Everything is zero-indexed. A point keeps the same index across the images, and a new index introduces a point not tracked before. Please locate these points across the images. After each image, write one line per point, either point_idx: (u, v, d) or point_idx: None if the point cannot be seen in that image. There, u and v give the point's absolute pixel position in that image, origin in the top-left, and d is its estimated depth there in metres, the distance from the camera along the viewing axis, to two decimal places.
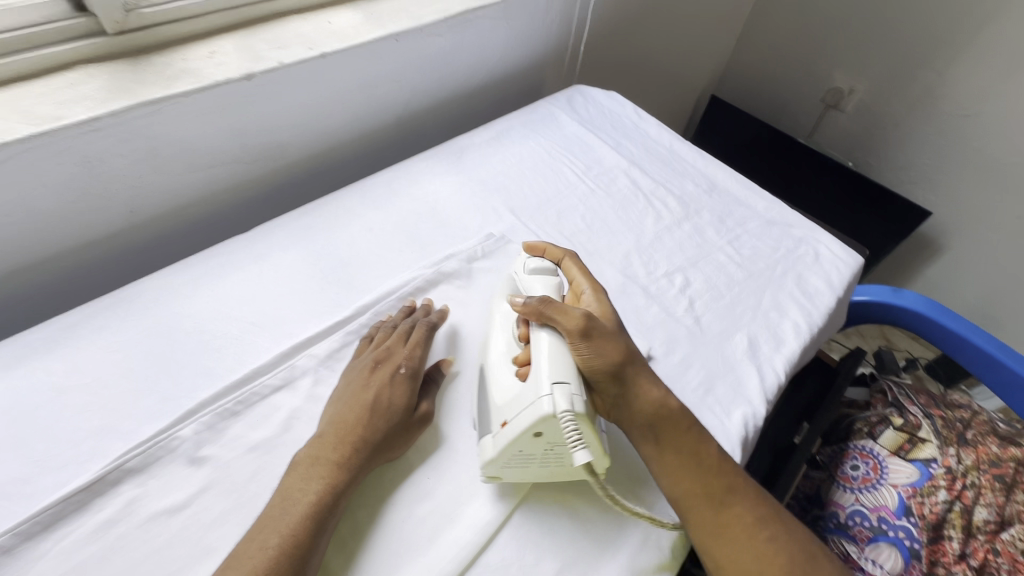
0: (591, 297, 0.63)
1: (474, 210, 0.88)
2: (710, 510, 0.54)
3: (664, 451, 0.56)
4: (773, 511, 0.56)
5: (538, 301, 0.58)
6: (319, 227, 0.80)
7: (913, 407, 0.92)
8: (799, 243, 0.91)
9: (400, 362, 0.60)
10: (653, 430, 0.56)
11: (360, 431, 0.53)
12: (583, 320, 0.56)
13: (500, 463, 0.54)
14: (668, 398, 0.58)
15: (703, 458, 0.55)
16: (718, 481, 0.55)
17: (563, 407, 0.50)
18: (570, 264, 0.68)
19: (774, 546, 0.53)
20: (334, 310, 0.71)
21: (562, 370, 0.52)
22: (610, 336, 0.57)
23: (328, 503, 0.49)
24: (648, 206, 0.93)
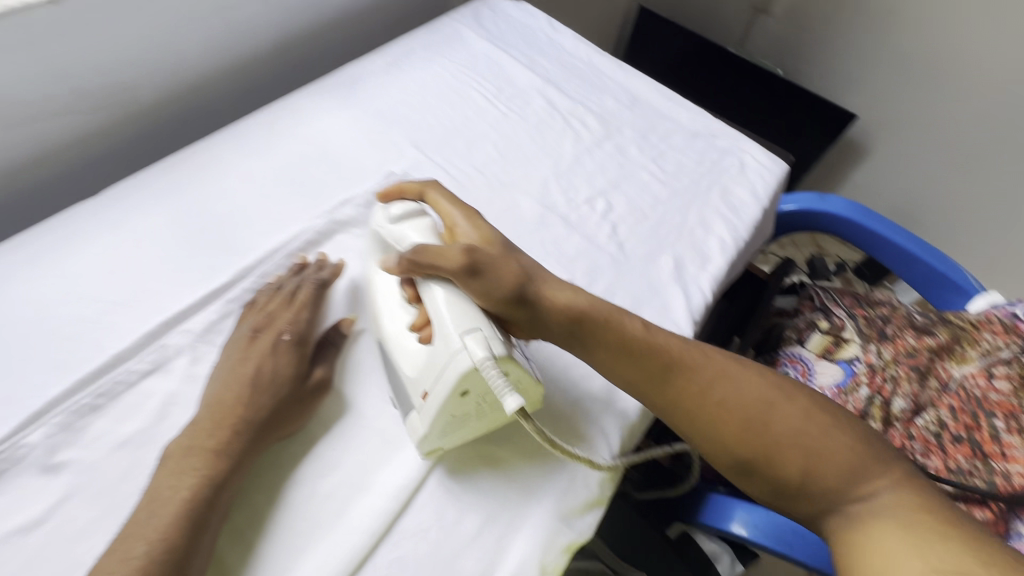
0: (467, 226, 0.56)
1: (372, 147, 0.78)
2: (659, 390, 0.53)
3: (593, 348, 0.54)
4: (722, 369, 0.54)
5: (410, 255, 0.51)
6: (186, 182, 0.68)
7: (838, 309, 0.94)
8: (725, 154, 0.87)
9: (283, 328, 0.53)
10: (574, 331, 0.54)
11: (240, 411, 0.47)
12: (463, 254, 0.50)
13: (436, 435, 0.49)
14: (576, 297, 0.54)
15: (634, 343, 0.54)
16: (657, 360, 0.54)
17: (481, 355, 0.45)
18: (434, 196, 0.60)
19: (730, 404, 0.53)
20: (210, 277, 0.61)
21: (467, 317, 0.48)
22: (498, 261, 0.52)
23: (207, 498, 0.43)
24: (566, 127, 0.86)
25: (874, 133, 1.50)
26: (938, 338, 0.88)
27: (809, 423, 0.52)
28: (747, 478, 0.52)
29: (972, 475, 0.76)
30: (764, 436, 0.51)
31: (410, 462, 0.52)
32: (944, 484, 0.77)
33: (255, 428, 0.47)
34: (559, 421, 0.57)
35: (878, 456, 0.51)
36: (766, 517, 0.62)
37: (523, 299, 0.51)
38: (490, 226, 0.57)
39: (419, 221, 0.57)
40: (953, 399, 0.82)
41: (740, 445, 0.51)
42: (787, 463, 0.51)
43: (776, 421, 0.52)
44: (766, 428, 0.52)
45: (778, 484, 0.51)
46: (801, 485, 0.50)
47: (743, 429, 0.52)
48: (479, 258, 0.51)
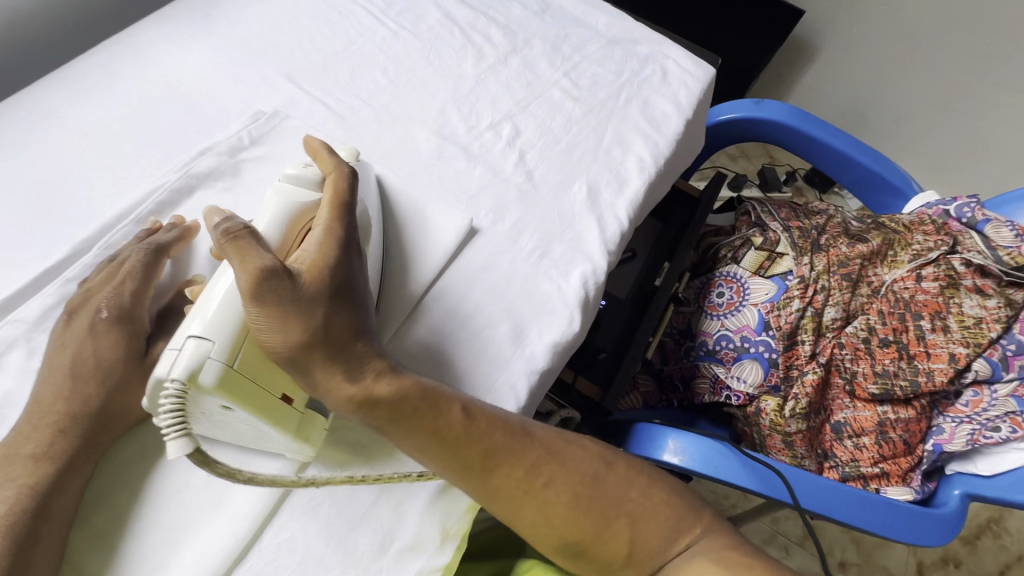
0: (315, 243, 0.42)
1: (236, 83, 0.67)
2: (476, 482, 0.44)
3: (402, 436, 0.43)
4: (546, 447, 0.46)
5: (223, 234, 0.39)
6: (6, 142, 0.58)
7: (774, 223, 0.90)
8: (646, 62, 0.78)
9: (99, 304, 0.46)
10: (374, 422, 0.42)
11: (60, 407, 0.42)
12: (256, 279, 0.38)
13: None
14: (376, 384, 0.41)
15: (447, 434, 0.43)
16: (475, 449, 0.44)
17: (173, 372, 0.37)
18: (331, 183, 0.46)
19: (557, 488, 0.45)
20: (45, 254, 0.52)
21: (212, 319, 0.38)
22: (300, 306, 0.39)
23: (32, 511, 0.39)
24: (466, 42, 0.75)
25: (821, 28, 1.41)
26: (870, 244, 0.84)
27: (635, 489, 0.48)
28: (571, 560, 0.47)
29: (897, 376, 0.77)
30: (590, 516, 0.46)
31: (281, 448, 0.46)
32: (871, 388, 0.78)
33: (85, 424, 0.42)
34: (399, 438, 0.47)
35: (697, 510, 0.49)
36: (695, 444, 0.64)
37: (299, 369, 0.39)
38: (341, 262, 0.42)
39: (289, 193, 0.46)
40: (881, 303, 0.82)
41: (568, 530, 0.45)
42: (613, 544, 0.46)
43: (603, 494, 0.47)
44: (592, 506, 0.46)
45: (604, 562, 0.47)
46: (625, 559, 0.47)
47: (571, 512, 0.45)
48: (275, 291, 0.38)
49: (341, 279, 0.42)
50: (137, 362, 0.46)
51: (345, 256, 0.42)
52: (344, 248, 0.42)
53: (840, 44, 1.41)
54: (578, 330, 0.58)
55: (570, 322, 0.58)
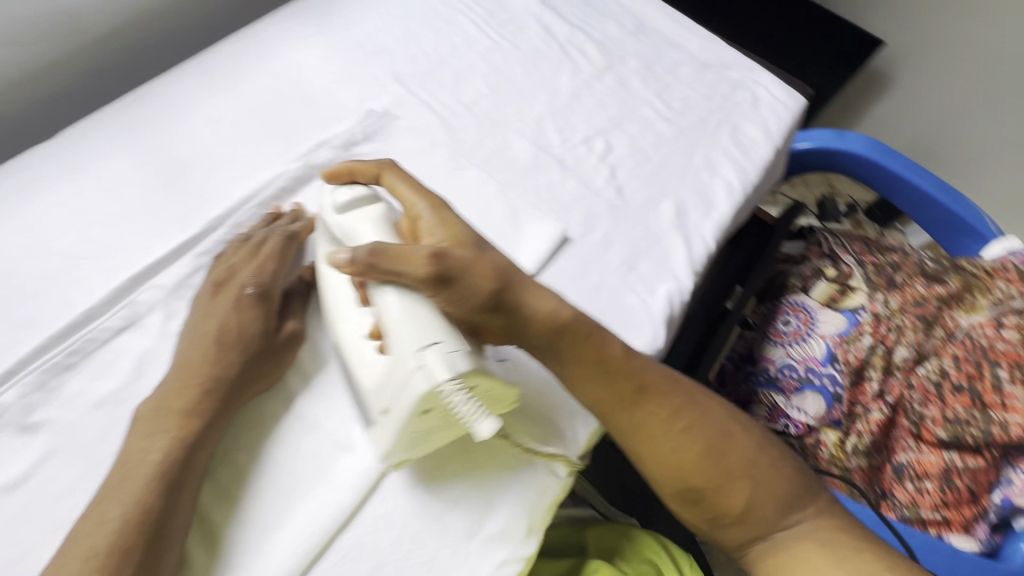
0: (433, 220, 0.49)
1: (350, 81, 0.71)
2: (622, 415, 0.49)
3: (566, 364, 0.48)
4: (689, 394, 0.51)
5: (365, 255, 0.44)
6: (150, 123, 0.63)
7: (847, 256, 0.90)
8: (737, 88, 0.79)
9: (244, 282, 0.51)
10: (549, 347, 0.48)
11: (207, 369, 0.47)
12: (430, 261, 0.44)
13: (400, 450, 0.46)
14: (562, 304, 0.47)
15: (608, 363, 0.48)
16: (629, 383, 0.49)
17: (442, 375, 0.41)
18: (393, 179, 0.52)
19: (693, 434, 0.49)
20: (180, 227, 0.58)
21: (427, 329, 0.43)
22: (471, 259, 0.45)
23: (181, 460, 0.44)
24: (564, 56, 0.78)
25: (899, 62, 1.37)
26: (949, 286, 0.83)
27: (762, 455, 0.51)
28: (689, 509, 0.50)
29: (969, 424, 0.74)
30: (719, 469, 0.49)
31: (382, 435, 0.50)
32: (940, 432, 0.76)
33: (223, 388, 0.47)
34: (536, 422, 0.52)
35: (814, 492, 0.52)
36: None
37: (499, 304, 0.45)
38: (461, 220, 0.49)
39: (372, 209, 0.51)
40: (958, 348, 0.79)
41: (694, 476, 0.48)
42: (733, 500, 0.49)
43: (733, 452, 0.50)
44: (722, 460, 0.49)
45: (719, 515, 0.50)
46: (740, 517, 0.49)
47: (704, 459, 0.49)
48: (454, 261, 0.44)
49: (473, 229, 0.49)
50: (264, 334, 0.50)
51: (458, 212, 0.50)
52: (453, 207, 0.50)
53: (916, 78, 1.37)
54: (661, 344, 0.60)
55: (653, 338, 0.59)
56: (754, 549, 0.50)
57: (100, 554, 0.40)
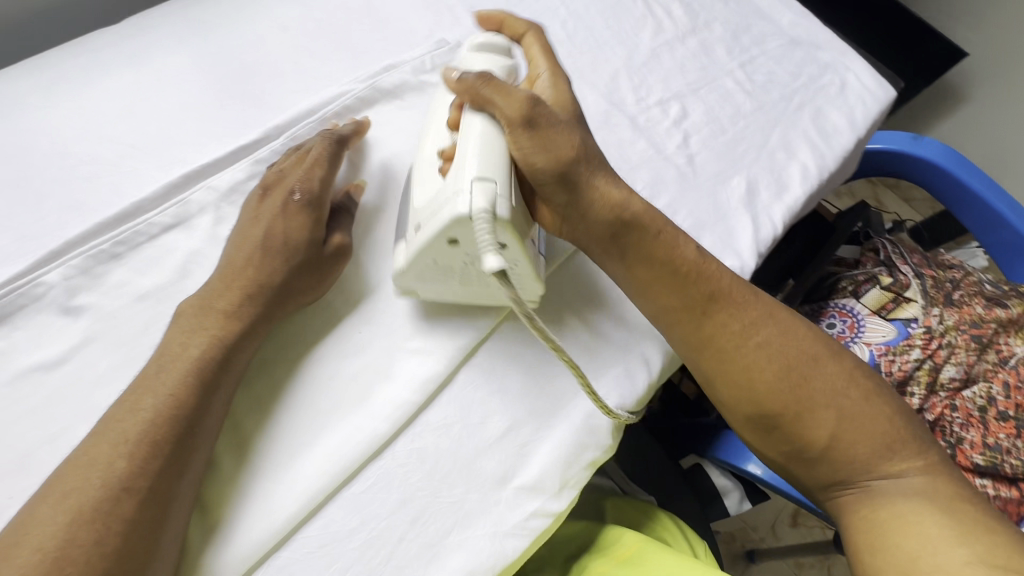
0: (547, 82, 0.52)
1: (424, 9, 0.67)
2: (691, 321, 0.48)
3: (636, 265, 0.49)
4: (771, 311, 0.50)
5: (476, 78, 0.46)
6: (215, 23, 0.61)
7: (905, 266, 0.85)
8: (825, 70, 0.75)
9: (292, 185, 0.48)
10: (616, 236, 0.48)
11: (251, 274, 0.45)
12: (526, 104, 0.45)
13: (413, 274, 0.47)
14: (630, 198, 0.48)
15: (680, 264, 0.48)
16: (700, 291, 0.48)
17: (480, 206, 0.40)
18: (530, 41, 0.55)
19: (769, 351, 0.48)
20: (238, 133, 0.56)
21: (490, 166, 0.42)
22: (559, 128, 0.46)
23: (218, 360, 0.42)
24: (648, 12, 0.74)
25: (977, 79, 1.27)
26: (1009, 311, 0.80)
27: (852, 387, 0.48)
28: (765, 437, 0.49)
29: (1009, 453, 0.73)
30: (800, 392, 0.47)
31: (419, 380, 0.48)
32: (976, 458, 0.74)
33: (267, 294, 0.45)
34: (575, 309, 0.54)
35: (920, 443, 0.48)
36: None
37: (569, 182, 0.46)
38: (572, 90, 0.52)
39: (503, 59, 0.53)
40: (1008, 375, 0.77)
41: (770, 397, 0.47)
42: (818, 427, 0.47)
43: (817, 377, 0.48)
44: (805, 383, 0.48)
45: (799, 445, 0.48)
46: (825, 449, 0.47)
47: (781, 379, 0.47)
48: (545, 116, 0.45)
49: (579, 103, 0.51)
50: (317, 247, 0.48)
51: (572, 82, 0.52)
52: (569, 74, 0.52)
53: (995, 99, 1.26)
54: None
55: None
56: (842, 492, 0.47)
57: (128, 442, 0.37)
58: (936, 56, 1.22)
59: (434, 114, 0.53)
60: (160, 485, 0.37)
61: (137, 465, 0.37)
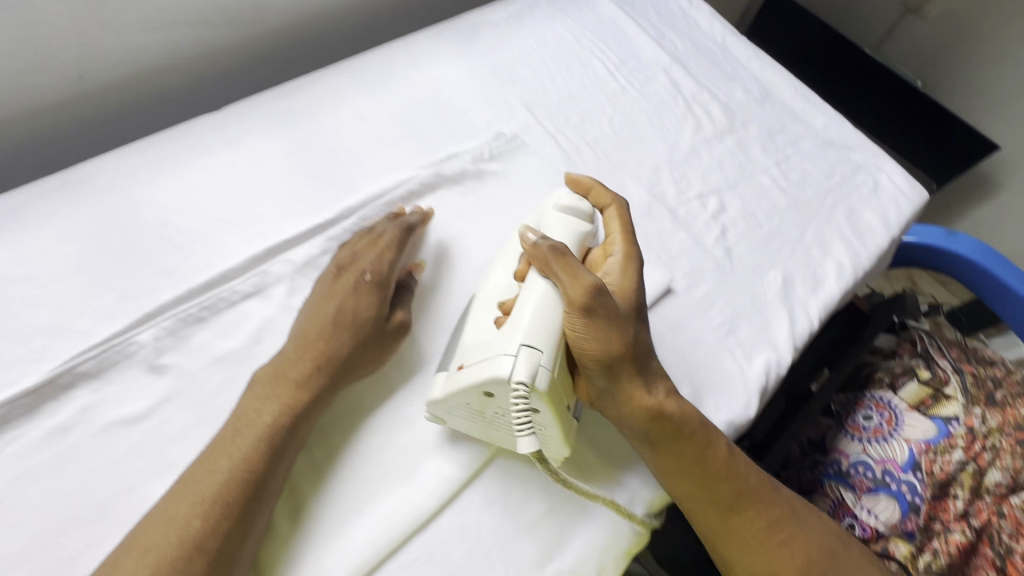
0: (616, 264, 0.54)
1: (484, 103, 0.75)
2: (718, 516, 0.49)
3: (663, 461, 0.49)
4: (792, 510, 0.51)
5: (551, 249, 0.49)
6: (302, 111, 0.69)
7: (943, 360, 0.85)
8: (858, 171, 0.79)
9: (366, 267, 0.53)
10: (649, 436, 0.49)
11: (322, 346, 0.48)
12: (586, 294, 0.47)
13: (446, 407, 0.48)
14: (667, 401, 0.49)
15: (711, 463, 0.49)
16: (729, 487, 0.49)
17: (521, 376, 0.44)
18: (613, 214, 0.57)
19: (792, 549, 0.49)
20: (315, 212, 0.62)
21: (541, 335, 0.46)
22: (613, 322, 0.48)
23: (287, 428, 0.45)
24: (688, 112, 0.80)
25: (1012, 171, 1.28)
26: None
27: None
28: None
29: None
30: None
31: (466, 458, 0.50)
32: None
33: (334, 367, 0.48)
34: (606, 470, 0.52)
35: None
36: None
37: (612, 375, 0.47)
38: (638, 281, 0.53)
39: (582, 225, 0.57)
40: None
41: None
42: None
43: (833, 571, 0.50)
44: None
45: None
46: None
47: None
48: (603, 308, 0.47)
49: (642, 296, 0.52)
50: (380, 325, 0.51)
51: (643, 275, 0.53)
52: (643, 266, 0.53)
53: None
54: (752, 416, 0.58)
55: (746, 405, 0.58)
56: None
57: (204, 501, 0.40)
58: (969, 144, 1.25)
59: (503, 256, 0.56)
60: (228, 546, 0.40)
61: (210, 525, 0.40)
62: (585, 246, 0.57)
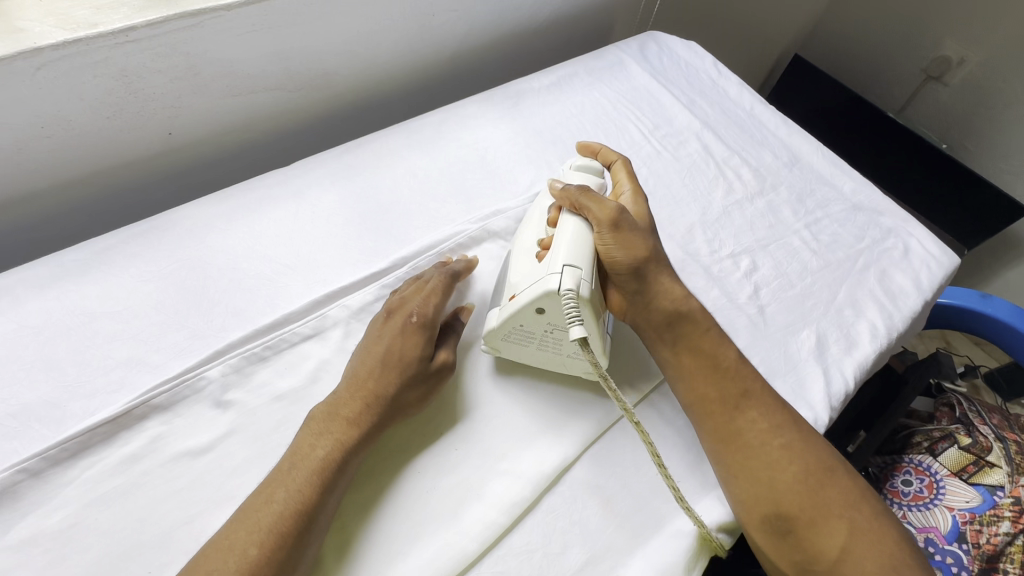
0: (628, 198, 0.64)
1: (527, 162, 0.80)
2: (723, 413, 0.54)
3: (679, 354, 0.57)
4: (795, 420, 0.55)
5: (575, 188, 0.58)
6: (361, 167, 0.75)
7: (984, 427, 0.83)
8: (888, 235, 0.81)
9: (412, 310, 0.57)
10: (668, 332, 0.58)
11: (370, 384, 0.52)
12: (613, 213, 0.56)
13: (501, 334, 0.56)
14: (685, 300, 0.58)
15: (721, 362, 0.56)
16: (735, 386, 0.55)
17: (568, 286, 0.52)
18: (619, 167, 0.67)
19: (790, 454, 0.52)
20: (370, 260, 0.66)
21: (578, 256, 0.54)
22: (639, 235, 0.58)
23: (339, 462, 0.47)
24: (719, 175, 0.84)
25: None
26: None
27: (861, 504, 0.51)
28: (776, 537, 0.50)
29: None
30: (813, 498, 0.50)
31: (512, 506, 0.51)
32: None
33: (382, 403, 0.51)
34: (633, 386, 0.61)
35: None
36: None
37: (640, 276, 0.57)
38: (649, 208, 0.64)
39: (595, 177, 0.65)
40: None
41: (787, 494, 0.50)
42: (829, 533, 0.49)
43: (831, 486, 0.51)
44: (819, 490, 0.51)
45: (811, 555, 0.49)
46: (836, 560, 0.48)
47: (796, 479, 0.51)
48: (628, 224, 0.57)
49: (655, 219, 0.63)
50: (425, 363, 0.55)
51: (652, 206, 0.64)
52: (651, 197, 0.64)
53: None
54: None
55: None
56: None
57: (259, 531, 0.43)
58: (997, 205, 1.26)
59: (534, 211, 0.64)
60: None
61: (264, 554, 0.42)
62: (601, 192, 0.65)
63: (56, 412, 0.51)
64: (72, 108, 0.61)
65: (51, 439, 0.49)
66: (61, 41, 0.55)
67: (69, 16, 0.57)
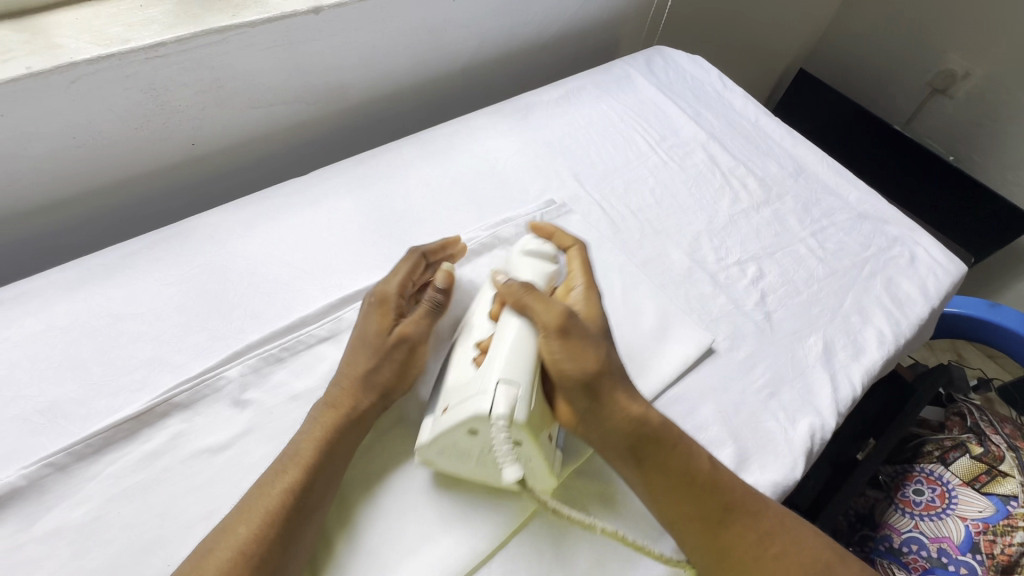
0: (580, 295, 0.60)
1: (537, 172, 0.82)
2: (709, 533, 0.50)
3: (645, 470, 0.52)
4: (781, 519, 0.52)
5: (521, 286, 0.55)
6: (376, 176, 0.77)
7: (995, 436, 0.83)
8: (894, 243, 0.82)
9: (372, 292, 0.59)
10: (634, 448, 0.52)
11: (341, 367, 0.55)
12: (560, 317, 0.53)
13: (435, 450, 0.50)
14: (647, 411, 0.53)
15: (695, 474, 0.51)
16: (715, 500, 0.51)
17: (501, 409, 0.47)
18: (575, 254, 0.64)
19: (787, 563, 0.49)
20: (384, 266, 0.68)
21: (516, 368, 0.50)
22: (590, 343, 0.54)
23: (329, 441, 0.50)
24: (726, 185, 0.85)
25: None
26: None
27: None
28: None
29: None
30: None
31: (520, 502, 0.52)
32: None
33: (353, 381, 0.53)
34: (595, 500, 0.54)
35: None
36: None
37: (592, 393, 0.52)
38: (601, 304, 0.60)
39: (546, 265, 0.62)
40: None
41: None
42: None
43: None
44: None
45: None
46: None
47: None
48: (575, 330, 0.54)
49: (607, 318, 0.59)
50: (383, 336, 0.56)
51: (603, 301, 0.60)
52: (602, 292, 0.60)
53: None
54: (797, 479, 0.58)
55: (793, 468, 0.58)
56: None
57: (255, 510, 0.45)
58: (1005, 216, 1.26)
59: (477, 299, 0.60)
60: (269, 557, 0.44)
61: (254, 531, 0.44)
62: (553, 283, 0.62)
63: (82, 409, 0.53)
64: (102, 120, 0.64)
65: (77, 434, 0.51)
66: (95, 55, 0.59)
67: (102, 33, 0.61)
